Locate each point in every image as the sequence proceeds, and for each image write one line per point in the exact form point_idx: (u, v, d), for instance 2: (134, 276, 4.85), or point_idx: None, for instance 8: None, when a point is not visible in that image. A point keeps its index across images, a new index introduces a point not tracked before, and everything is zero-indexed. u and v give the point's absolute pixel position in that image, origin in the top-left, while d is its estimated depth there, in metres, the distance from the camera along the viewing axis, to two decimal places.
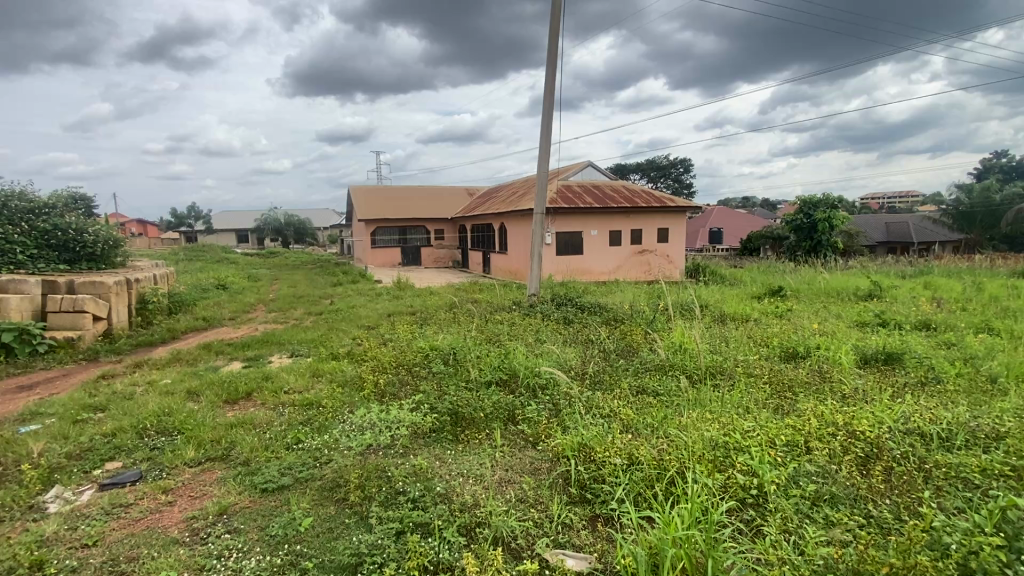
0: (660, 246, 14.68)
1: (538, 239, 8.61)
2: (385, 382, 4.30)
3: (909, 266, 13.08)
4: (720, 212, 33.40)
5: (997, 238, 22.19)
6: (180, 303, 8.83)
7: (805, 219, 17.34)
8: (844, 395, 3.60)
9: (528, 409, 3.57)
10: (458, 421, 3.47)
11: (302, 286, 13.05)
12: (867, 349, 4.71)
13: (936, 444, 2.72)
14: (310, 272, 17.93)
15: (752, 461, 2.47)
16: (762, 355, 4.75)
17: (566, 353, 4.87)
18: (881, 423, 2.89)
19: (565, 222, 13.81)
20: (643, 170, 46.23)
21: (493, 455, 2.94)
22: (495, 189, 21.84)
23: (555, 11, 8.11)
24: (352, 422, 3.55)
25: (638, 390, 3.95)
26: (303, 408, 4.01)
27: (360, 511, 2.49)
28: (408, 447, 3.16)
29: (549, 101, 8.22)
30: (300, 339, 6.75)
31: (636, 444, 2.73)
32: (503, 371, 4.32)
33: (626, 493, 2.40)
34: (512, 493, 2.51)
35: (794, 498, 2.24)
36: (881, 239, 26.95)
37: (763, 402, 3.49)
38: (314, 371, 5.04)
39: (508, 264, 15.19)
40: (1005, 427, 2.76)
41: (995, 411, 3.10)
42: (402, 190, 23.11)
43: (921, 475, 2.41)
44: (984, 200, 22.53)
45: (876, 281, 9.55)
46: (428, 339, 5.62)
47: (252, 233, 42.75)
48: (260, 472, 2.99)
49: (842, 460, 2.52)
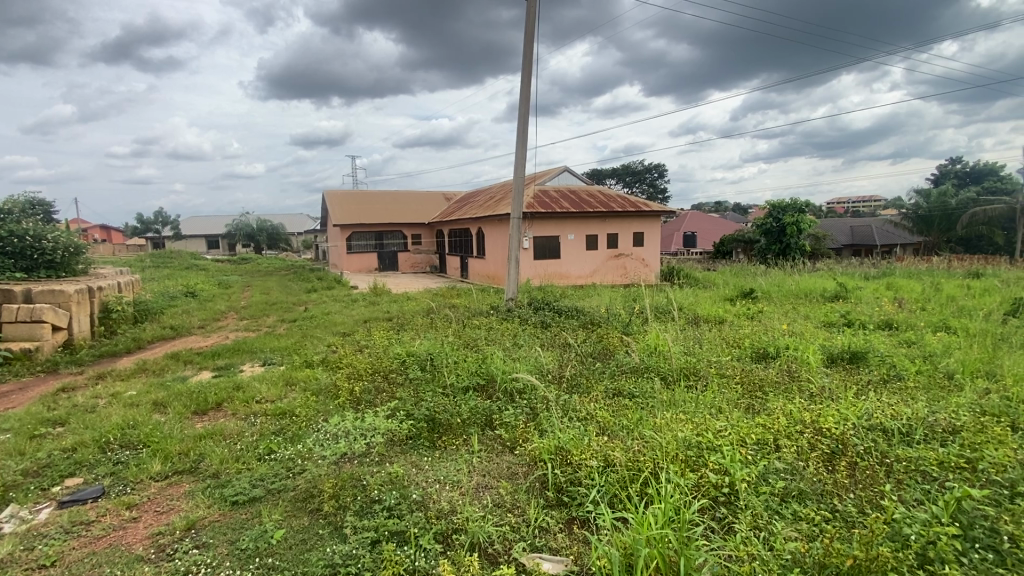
0: (635, 250, 14.89)
1: (515, 242, 8.59)
2: (361, 389, 4.23)
3: (872, 267, 13.60)
4: (693, 216, 34.11)
5: (954, 241, 23.64)
6: (146, 311, 8.56)
7: (775, 223, 17.87)
8: (811, 393, 3.71)
9: (506, 413, 3.58)
10: (436, 427, 3.44)
11: (275, 293, 12.81)
12: (833, 349, 4.88)
13: (897, 438, 2.83)
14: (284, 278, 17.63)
15: (724, 460, 2.51)
16: (734, 356, 4.88)
17: (543, 357, 4.90)
18: (845, 420, 2.99)
19: (542, 226, 13.90)
20: (619, 175, 46.97)
21: (470, 461, 2.94)
22: (472, 193, 21.86)
23: (530, 17, 8.20)
24: (326, 431, 3.48)
25: (614, 392, 4.00)
26: (275, 418, 3.92)
27: (334, 521, 2.45)
28: (384, 455, 3.12)
29: (524, 108, 8.29)
30: (273, 347, 6.62)
31: (612, 445, 2.77)
32: (481, 376, 4.31)
33: (602, 495, 2.42)
34: (489, 498, 2.50)
35: (764, 495, 2.29)
36: (846, 241, 27.89)
37: (735, 402, 3.57)
38: (287, 379, 4.95)
39: (486, 268, 15.18)
40: (960, 421, 2.90)
41: (952, 406, 3.25)
42: (378, 194, 22.95)
43: (883, 470, 2.49)
44: (941, 204, 23.66)
45: (842, 283, 9.90)
46: (404, 345, 5.56)
47: (222, 239, 41.59)
48: (231, 484, 2.91)
49: (809, 457, 2.58)
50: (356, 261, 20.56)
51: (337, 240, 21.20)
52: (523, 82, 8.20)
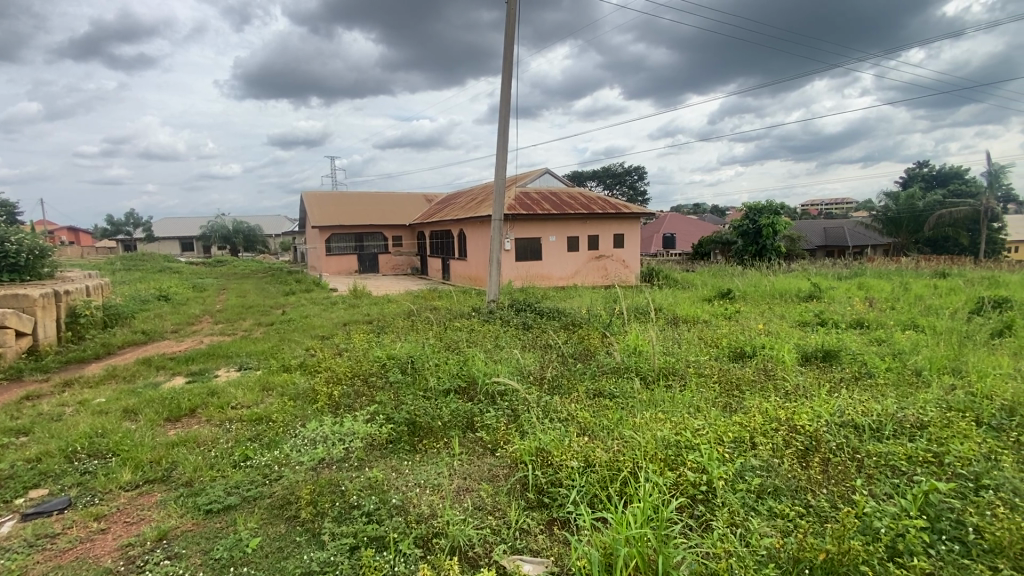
0: (616, 252, 15.02)
1: (496, 244, 8.59)
2: (339, 393, 4.17)
3: (845, 267, 13.97)
4: (672, 218, 34.55)
5: (922, 242, 24.47)
6: (117, 315, 8.31)
7: (751, 225, 18.24)
8: (786, 391, 3.78)
9: (487, 415, 3.57)
10: (416, 431, 3.42)
11: (252, 296, 12.56)
12: (808, 348, 5.00)
13: (868, 434, 2.90)
14: (261, 281, 17.29)
15: (702, 458, 2.54)
16: (712, 355, 4.96)
17: (525, 358, 4.90)
18: (818, 417, 3.06)
19: (523, 228, 13.92)
20: (599, 177, 47.35)
21: (451, 464, 2.92)
22: (454, 195, 21.78)
23: (510, 20, 8.23)
24: (304, 436, 3.42)
25: (595, 393, 4.03)
26: (251, 424, 3.84)
27: (312, 528, 2.40)
28: (364, 460, 3.08)
29: (504, 110, 8.31)
30: (250, 351, 6.48)
31: (593, 446, 2.79)
32: (462, 378, 4.30)
33: (582, 496, 2.43)
34: (470, 501, 2.48)
35: (740, 492, 2.32)
36: (820, 242, 28.57)
37: (712, 401, 3.62)
38: (264, 384, 4.85)
39: (468, 270, 15.13)
40: (927, 417, 2.99)
41: (919, 402, 3.35)
42: (357, 195, 22.71)
43: (855, 465, 2.55)
44: (909, 206, 24.44)
45: (816, 283, 10.14)
46: (385, 348, 5.50)
47: (197, 241, 40.62)
48: (205, 492, 2.84)
49: (784, 454, 2.63)
50: (336, 263, 20.29)
51: (316, 242, 20.89)
52: (504, 84, 8.21)
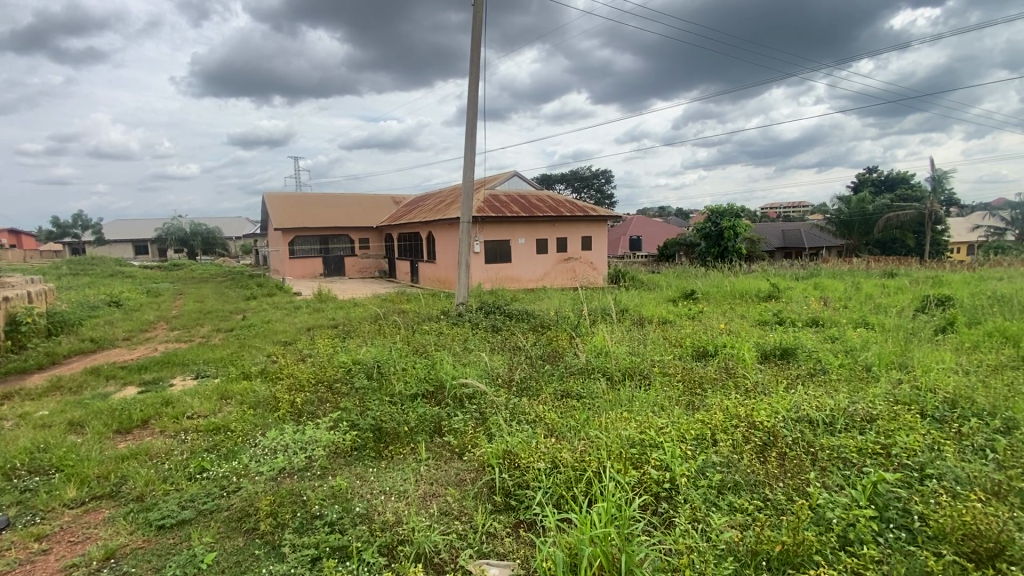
0: (584, 254, 15.20)
1: (465, 246, 8.55)
2: (302, 400, 4.06)
3: (801, 268, 14.54)
4: (638, 220, 35.22)
5: (872, 243, 25.72)
6: (62, 323, 7.85)
7: (713, 227, 18.80)
8: (746, 388, 3.91)
9: (454, 419, 3.54)
10: (382, 437, 3.36)
11: (210, 301, 12.08)
12: (767, 346, 5.18)
13: (821, 428, 3.02)
14: (221, 285, 16.68)
15: (665, 456, 2.59)
16: (676, 355, 5.07)
17: (493, 361, 4.89)
18: (776, 413, 3.17)
19: (492, 231, 13.92)
20: (567, 180, 47.86)
21: (418, 469, 2.88)
22: (422, 197, 21.60)
23: (477, 23, 8.23)
24: (263, 445, 3.31)
25: (562, 394, 4.05)
26: (208, 434, 3.70)
27: (271, 540, 2.33)
28: (327, 468, 3.00)
29: (472, 113, 8.29)
30: (207, 358, 6.24)
31: (559, 446, 2.80)
32: (430, 382, 4.25)
33: (549, 498, 2.43)
34: (436, 506, 2.46)
35: (702, 488, 2.38)
36: (779, 244, 29.64)
37: (676, 400, 3.70)
38: (222, 393, 4.67)
39: (437, 272, 15.01)
40: (876, 410, 3.14)
41: (869, 396, 3.52)
42: (322, 197, 22.24)
43: (809, 458, 2.64)
44: (860, 210, 25.67)
45: (774, 283, 10.52)
46: (350, 353, 5.39)
47: (151, 244, 38.86)
48: (157, 507, 2.71)
49: (743, 450, 2.70)
50: (300, 266, 19.78)
51: (279, 244, 20.32)
52: (471, 86, 8.19)
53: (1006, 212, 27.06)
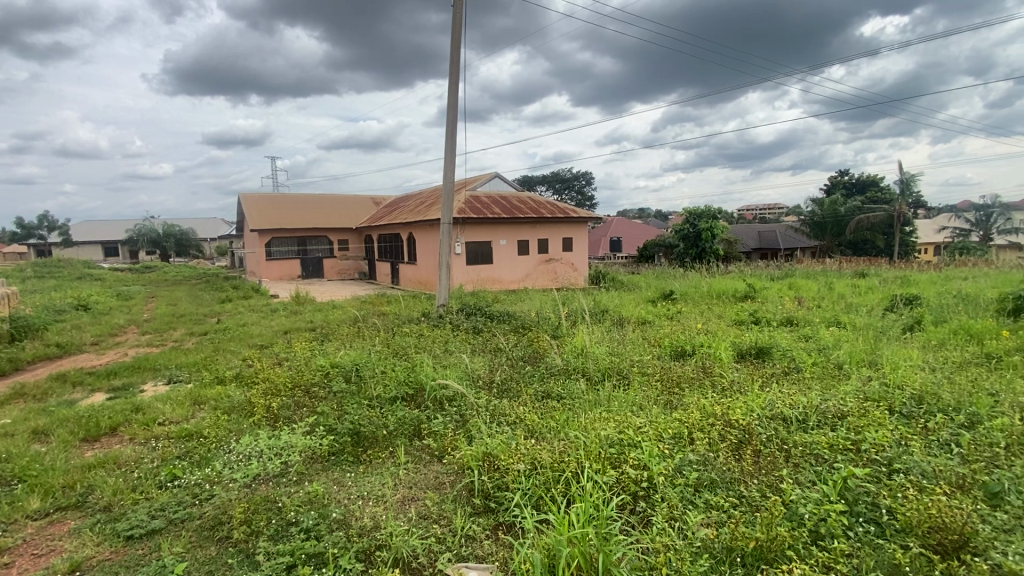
0: (564, 255, 15.29)
1: (446, 248, 8.51)
2: (278, 405, 3.98)
3: (777, 269, 14.86)
4: (619, 222, 35.56)
5: (844, 244, 26.42)
6: (26, 327, 7.56)
7: (691, 229, 19.09)
8: (722, 387, 3.97)
9: (434, 422, 3.52)
10: (360, 441, 3.32)
11: (183, 304, 11.78)
12: (743, 345, 5.28)
13: (795, 426, 3.09)
14: (195, 287, 16.28)
15: (643, 456, 2.62)
16: (655, 355, 5.13)
17: (473, 363, 4.87)
18: (751, 411, 3.23)
19: (474, 232, 13.88)
20: (548, 182, 48.05)
21: (396, 474, 2.85)
22: (402, 198, 21.44)
23: (456, 23, 8.21)
24: (237, 451, 3.24)
25: (543, 394, 4.06)
26: (180, 441, 3.60)
27: (245, 549, 2.28)
28: (304, 473, 2.95)
29: (451, 114, 8.26)
30: (180, 363, 6.07)
31: (538, 447, 2.81)
32: (409, 385, 4.21)
33: (528, 500, 2.43)
34: (414, 511, 2.44)
35: (679, 486, 2.41)
36: (755, 245, 30.26)
37: (654, 399, 3.74)
38: (195, 398, 4.56)
39: (418, 274, 14.90)
40: (847, 407, 3.22)
41: (840, 393, 3.61)
42: (300, 198, 21.90)
43: (783, 455, 2.70)
44: (833, 212, 26.36)
45: (751, 284, 10.72)
46: (328, 357, 5.31)
47: (122, 245, 37.73)
48: (126, 517, 2.63)
49: (719, 448, 2.75)
50: (277, 268, 19.44)
51: (255, 246, 19.93)
52: (451, 87, 8.16)
53: (969, 214, 28.10)
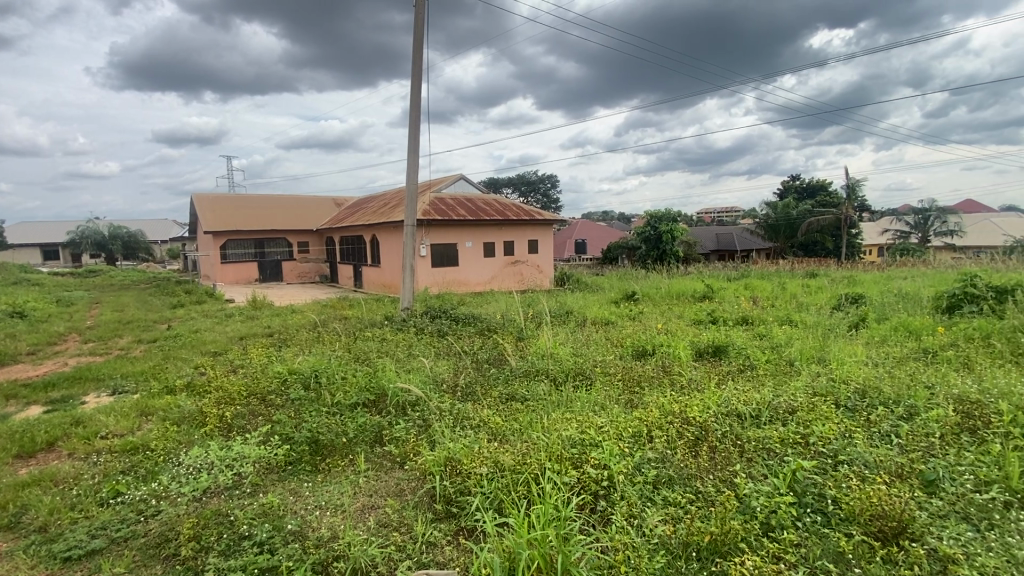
0: (530, 257, 15.38)
1: (409, 250, 8.41)
2: (231, 414, 3.83)
3: (733, 270, 15.40)
4: (583, 224, 36.05)
5: (796, 246, 27.64)
6: None
7: (652, 231, 19.57)
8: (680, 385, 4.08)
9: (396, 428, 3.46)
10: (319, 449, 3.23)
11: (130, 310, 11.16)
12: (701, 344, 5.43)
13: (749, 421, 3.20)
14: (144, 292, 15.48)
15: (604, 455, 2.65)
16: (617, 355, 5.22)
17: (437, 367, 4.82)
18: (708, 409, 3.33)
19: (439, 234, 13.77)
20: (514, 184, 48.20)
21: (357, 481, 2.79)
22: (365, 199, 21.05)
23: (419, 23, 8.14)
24: (187, 464, 3.10)
25: (506, 397, 4.06)
26: (125, 455, 3.41)
27: (193, 566, 2.17)
28: (259, 484, 2.85)
29: (414, 115, 8.18)
30: (126, 373, 5.75)
31: (500, 450, 2.81)
32: (370, 391, 4.12)
33: (490, 503, 2.41)
34: (374, 519, 2.39)
35: (638, 485, 2.45)
36: (714, 247, 31.27)
37: (616, 398, 3.81)
38: (142, 409, 4.33)
39: (381, 277, 14.65)
40: (797, 402, 3.36)
41: (791, 389, 3.76)
42: (258, 199, 21.18)
43: (737, 450, 2.79)
44: (785, 215, 27.55)
45: (709, 285, 11.05)
46: (286, 363, 5.15)
47: (62, 248, 35.48)
48: (63, 537, 2.46)
49: (677, 445, 2.82)
50: (234, 272, 18.72)
51: (209, 249, 19.14)
52: (414, 87, 8.08)
53: (908, 217, 29.94)
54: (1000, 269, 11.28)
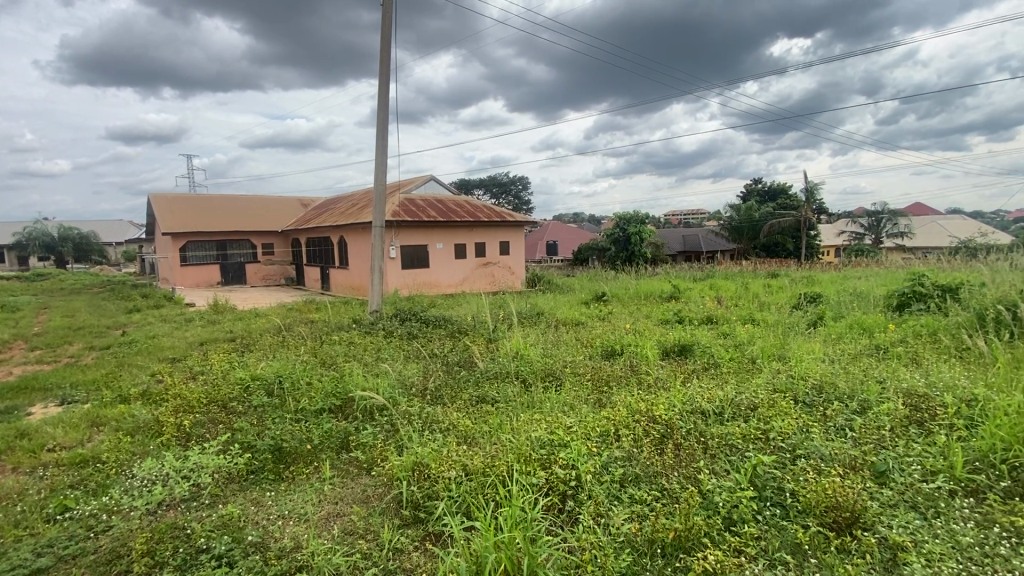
0: (502, 259, 15.40)
1: (378, 252, 8.28)
2: (190, 423, 3.69)
3: (699, 271, 15.79)
4: (554, 226, 36.33)
5: (758, 247, 28.56)
6: None
7: (621, 233, 19.89)
8: (647, 384, 4.15)
9: (363, 433, 3.40)
10: (283, 457, 3.15)
11: (81, 316, 10.62)
12: (667, 343, 5.54)
13: (712, 418, 3.28)
14: (97, 297, 14.76)
15: (572, 455, 2.67)
16: (586, 355, 5.28)
17: (406, 370, 4.77)
18: (673, 407, 3.39)
19: (409, 235, 13.62)
20: (485, 186, 48.14)
21: (322, 489, 2.73)
22: (333, 200, 20.64)
23: (386, 22, 8.05)
24: (142, 476, 2.96)
25: (477, 399, 4.05)
26: (74, 468, 3.24)
27: None
28: (219, 496, 2.75)
29: (382, 114, 8.07)
30: (76, 381, 5.46)
31: (468, 453, 2.79)
32: (337, 396, 4.04)
33: (458, 508, 2.40)
34: (338, 528, 2.34)
35: (605, 484, 2.48)
36: (681, 248, 32.00)
37: (585, 398, 3.84)
38: (94, 420, 4.12)
39: (350, 279, 14.38)
40: (758, 399, 3.46)
41: (753, 386, 3.87)
42: (220, 199, 20.51)
43: (701, 447, 2.85)
44: (748, 217, 28.43)
45: (676, 285, 11.30)
46: (249, 369, 5.00)
47: (7, 250, 33.52)
48: (4, 557, 2.32)
49: (643, 443, 2.87)
50: (194, 275, 18.06)
51: (168, 251, 18.40)
52: (381, 86, 7.98)
53: (862, 219, 31.35)
54: (944, 269, 11.93)
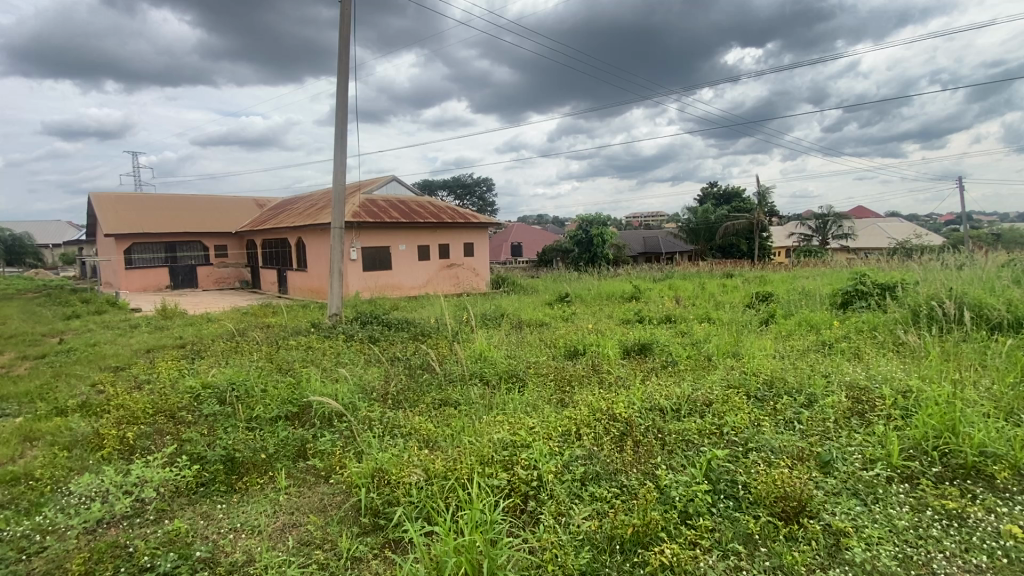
0: (466, 260, 15.33)
1: (338, 254, 8.09)
2: (134, 434, 3.50)
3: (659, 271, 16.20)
4: (518, 227, 36.48)
5: (715, 249, 29.56)
6: None
7: (584, 235, 20.19)
8: (608, 383, 4.22)
9: (321, 440, 3.32)
10: (236, 467, 3.03)
11: (12, 323, 9.87)
12: (628, 342, 5.66)
13: (670, 415, 3.37)
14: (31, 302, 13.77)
15: (534, 455, 2.69)
16: (549, 356, 5.33)
17: (367, 374, 4.68)
18: (632, 405, 3.47)
19: (370, 237, 13.38)
20: (448, 187, 47.84)
21: (277, 499, 2.65)
22: (290, 201, 20.03)
23: (345, 19, 7.89)
24: (79, 493, 2.78)
25: (439, 403, 4.01)
26: (1, 487, 3.00)
27: None
28: (165, 510, 2.62)
29: (342, 113, 7.90)
30: (5, 394, 5.07)
31: (429, 457, 2.76)
32: (293, 403, 3.91)
33: (418, 513, 2.36)
34: (294, 538, 2.28)
35: (566, 483, 2.51)
36: (641, 250, 32.75)
37: (547, 398, 3.87)
38: (26, 435, 3.84)
39: (308, 282, 13.98)
40: (713, 395, 3.58)
41: (708, 383, 4.00)
42: (168, 199, 19.55)
43: (659, 443, 2.93)
44: (705, 219, 29.40)
45: (637, 286, 11.56)
46: (199, 376, 4.78)
47: None
48: None
49: (603, 441, 2.92)
50: (140, 278, 17.13)
51: (111, 253, 17.37)
52: (340, 85, 7.82)
53: (810, 222, 32.95)
54: (883, 268, 12.69)
